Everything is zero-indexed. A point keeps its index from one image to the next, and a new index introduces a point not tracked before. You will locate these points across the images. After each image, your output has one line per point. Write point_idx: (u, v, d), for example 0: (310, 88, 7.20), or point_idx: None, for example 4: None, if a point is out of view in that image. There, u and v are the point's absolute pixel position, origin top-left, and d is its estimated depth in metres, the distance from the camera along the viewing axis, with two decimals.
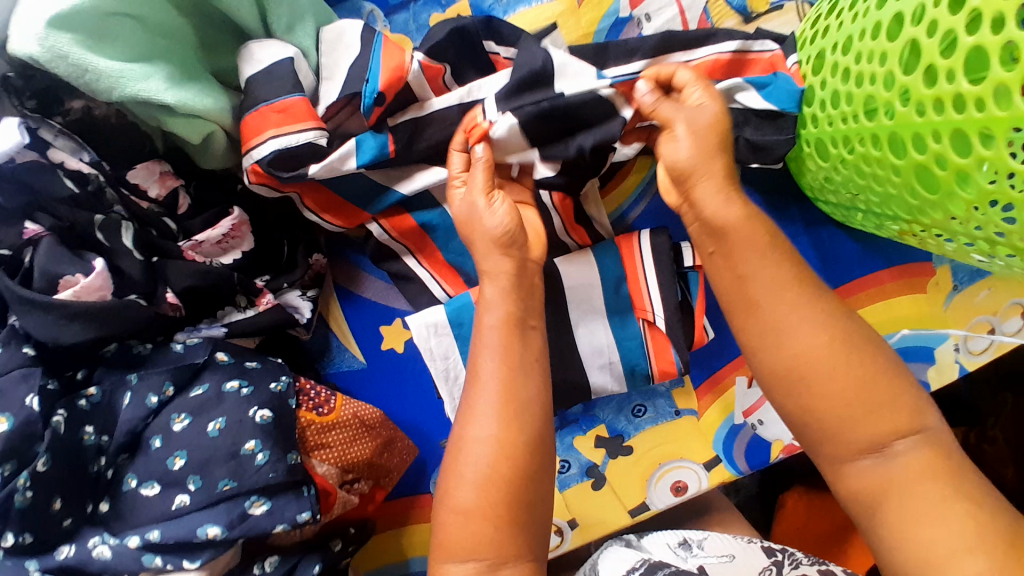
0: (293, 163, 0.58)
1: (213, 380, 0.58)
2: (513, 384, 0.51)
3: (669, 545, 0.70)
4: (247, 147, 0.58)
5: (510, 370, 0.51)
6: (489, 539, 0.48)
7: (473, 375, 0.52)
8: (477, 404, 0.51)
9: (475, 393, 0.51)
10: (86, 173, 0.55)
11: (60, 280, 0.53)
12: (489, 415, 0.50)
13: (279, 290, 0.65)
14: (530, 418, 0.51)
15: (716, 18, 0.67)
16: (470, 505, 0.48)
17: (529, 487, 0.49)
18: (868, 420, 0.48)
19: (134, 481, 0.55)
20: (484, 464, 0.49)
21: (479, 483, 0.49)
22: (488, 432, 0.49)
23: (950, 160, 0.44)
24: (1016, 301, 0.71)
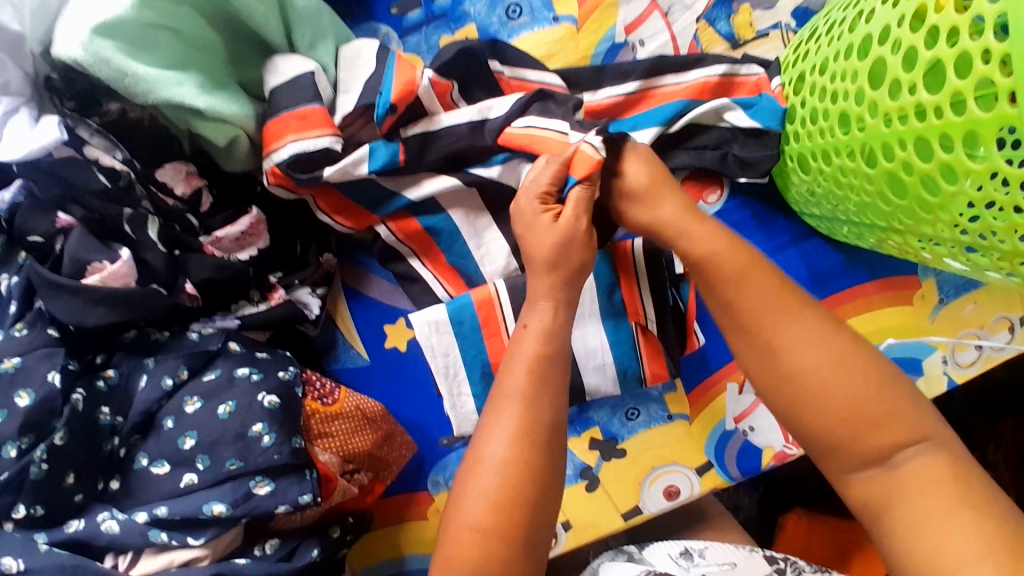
0: (310, 166, 0.63)
1: (225, 366, 0.61)
2: (535, 410, 0.53)
3: (671, 555, 0.71)
4: (269, 150, 0.62)
5: (534, 396, 0.53)
6: (496, 559, 0.49)
7: (498, 396, 0.54)
8: (498, 424, 0.53)
9: (497, 413, 0.53)
10: (119, 169, 0.60)
11: (89, 266, 0.57)
12: (504, 438, 0.52)
13: (291, 286, 0.69)
14: (546, 443, 0.53)
15: (706, 43, 0.73)
16: (479, 524, 0.50)
17: (538, 509, 0.51)
18: (873, 434, 0.49)
19: (145, 460, 0.58)
20: (498, 482, 0.51)
21: (491, 504, 0.50)
22: (507, 453, 0.52)
23: (915, 165, 0.49)
24: (1003, 314, 0.74)
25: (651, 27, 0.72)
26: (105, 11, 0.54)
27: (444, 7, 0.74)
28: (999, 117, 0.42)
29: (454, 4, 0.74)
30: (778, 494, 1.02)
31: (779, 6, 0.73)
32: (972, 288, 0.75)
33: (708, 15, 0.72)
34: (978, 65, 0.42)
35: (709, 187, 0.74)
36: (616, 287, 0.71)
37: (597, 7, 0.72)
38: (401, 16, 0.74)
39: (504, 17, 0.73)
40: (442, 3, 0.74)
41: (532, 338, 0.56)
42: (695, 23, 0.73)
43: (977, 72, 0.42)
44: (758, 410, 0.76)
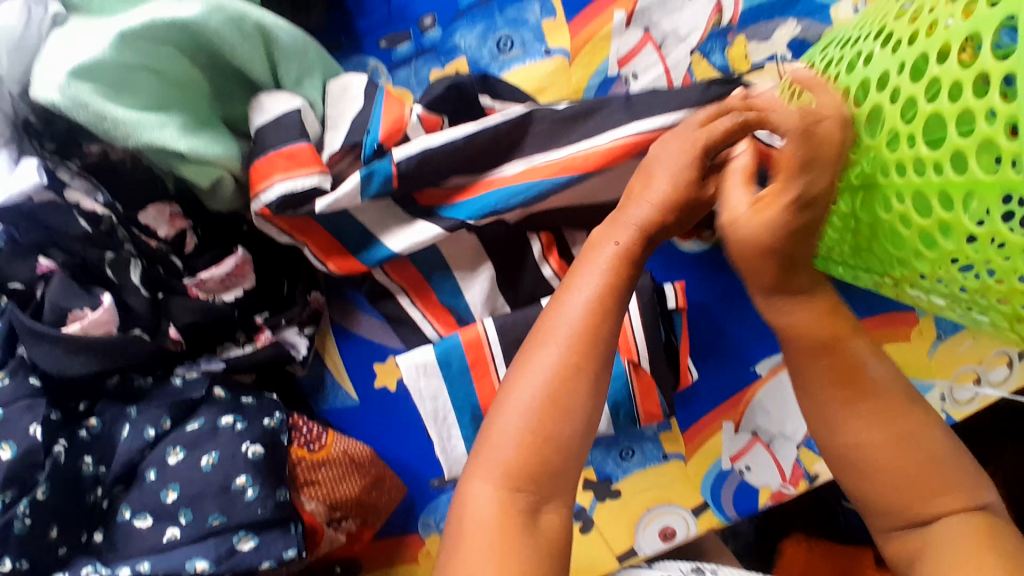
0: (300, 203, 0.61)
1: (209, 415, 0.59)
2: (591, 329, 0.49)
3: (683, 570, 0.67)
4: (256, 191, 0.61)
5: (594, 314, 0.50)
6: (528, 470, 0.47)
7: (558, 307, 0.51)
8: (551, 332, 0.50)
9: (553, 322, 0.50)
10: (101, 214, 0.58)
11: (69, 314, 0.56)
12: (559, 350, 0.49)
13: (277, 327, 0.66)
14: (593, 371, 0.49)
15: (701, 77, 0.71)
16: (523, 431, 0.47)
17: (581, 430, 0.48)
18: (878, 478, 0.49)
19: (128, 513, 0.56)
20: (542, 388, 0.48)
21: (537, 417, 0.48)
22: (552, 359, 0.49)
23: (913, 220, 0.48)
24: (1002, 350, 0.73)
25: (645, 60, 0.71)
26: (82, 54, 0.53)
27: (434, 40, 0.73)
28: (1003, 181, 0.41)
29: (444, 38, 0.73)
30: (776, 520, 1.00)
31: (776, 37, 0.71)
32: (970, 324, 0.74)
33: (702, 48, 0.71)
34: (982, 126, 0.41)
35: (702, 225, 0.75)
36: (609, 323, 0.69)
37: (589, 41, 0.71)
38: (390, 50, 0.73)
39: (495, 49, 0.72)
40: (432, 37, 0.73)
41: (593, 272, 0.51)
42: (689, 57, 0.71)
43: (980, 132, 0.41)
44: (753, 449, 0.75)
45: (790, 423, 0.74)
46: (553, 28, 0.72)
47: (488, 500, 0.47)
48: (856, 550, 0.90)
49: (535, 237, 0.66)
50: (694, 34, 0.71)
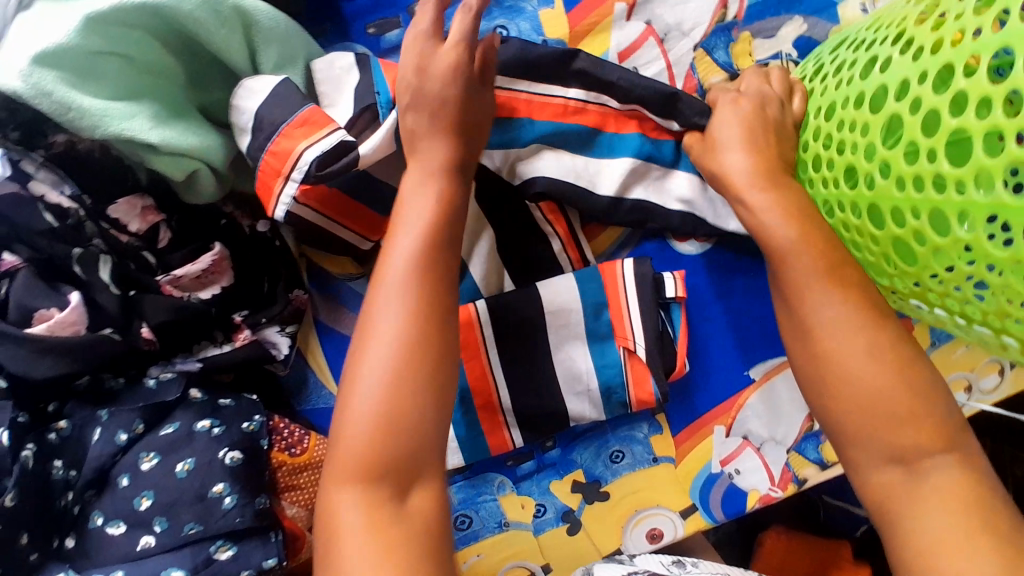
0: (332, 163, 0.56)
1: (184, 419, 0.57)
2: (413, 297, 0.48)
3: (663, 563, 0.68)
4: (285, 172, 0.57)
5: (413, 282, 0.48)
6: (396, 455, 0.45)
7: (377, 284, 0.49)
8: (376, 312, 0.48)
9: (374, 300, 0.48)
10: (67, 207, 0.55)
11: (36, 313, 0.54)
12: (388, 338, 0.47)
13: (257, 325, 0.63)
14: (436, 345, 0.47)
15: (703, 73, 0.68)
16: (373, 423, 0.45)
17: (434, 409, 0.46)
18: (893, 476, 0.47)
19: (100, 519, 0.54)
20: (384, 370, 0.46)
21: (385, 406, 0.45)
22: (389, 338, 0.47)
23: (928, 237, 0.47)
24: (993, 358, 0.73)
25: (646, 54, 0.68)
26: (46, 40, 0.50)
27: None
28: None
29: None
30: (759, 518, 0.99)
31: (782, 34, 0.69)
32: None
33: (706, 44, 0.69)
34: (1011, 147, 0.40)
35: None
36: (604, 305, 0.68)
37: (589, 33, 0.68)
38: (379, 37, 0.69)
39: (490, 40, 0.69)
40: None
41: (408, 245, 0.50)
42: (693, 52, 0.69)
43: (1009, 153, 0.40)
44: (743, 453, 0.74)
45: (781, 426, 0.74)
46: (551, 18, 0.69)
47: (356, 505, 0.44)
48: (834, 544, 0.91)
49: (535, 206, 0.68)
50: (699, 29, 0.69)
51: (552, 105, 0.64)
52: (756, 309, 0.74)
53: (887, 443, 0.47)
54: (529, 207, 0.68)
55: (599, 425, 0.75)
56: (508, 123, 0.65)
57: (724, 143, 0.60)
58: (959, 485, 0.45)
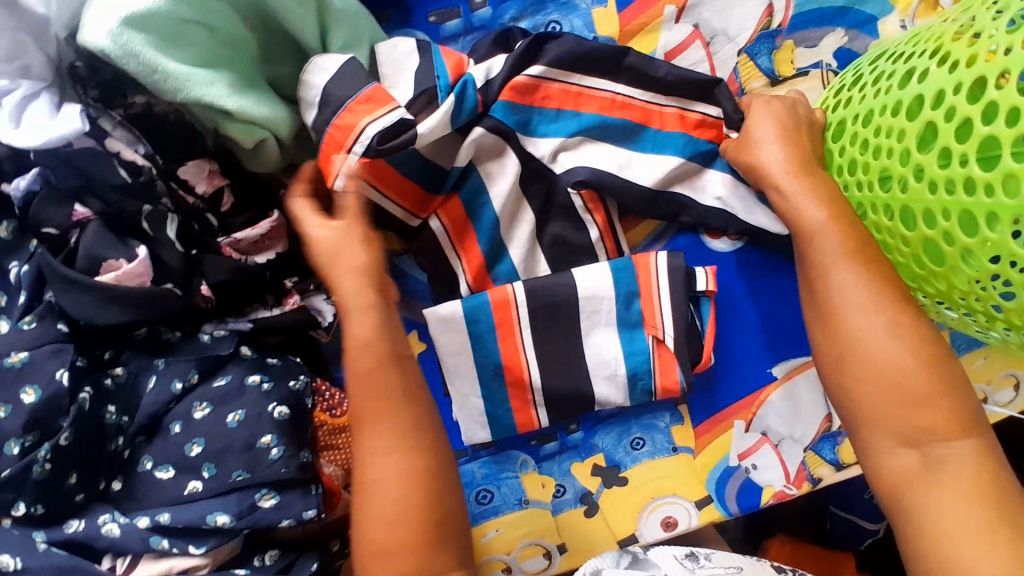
0: (395, 137, 0.61)
1: (236, 373, 0.60)
2: (393, 407, 0.55)
3: (676, 557, 0.68)
4: (347, 146, 0.61)
5: (389, 393, 0.55)
6: (423, 544, 0.52)
7: (360, 480, 0.54)
8: (366, 448, 0.54)
9: (364, 496, 0.53)
10: (141, 165, 0.58)
11: (104, 262, 0.56)
12: (386, 461, 0.53)
13: (306, 292, 0.68)
14: (429, 440, 0.55)
15: (746, 78, 0.71)
16: (395, 541, 0.52)
17: (440, 484, 0.54)
18: (901, 455, 0.52)
19: (150, 463, 0.57)
20: (392, 489, 0.53)
21: (395, 518, 0.52)
22: (384, 460, 0.53)
23: (958, 238, 0.50)
24: (1010, 372, 0.75)
25: (692, 55, 0.71)
26: (137, 3, 0.52)
27: (484, 18, 0.73)
28: None
29: (494, 16, 0.73)
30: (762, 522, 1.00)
31: (824, 44, 0.72)
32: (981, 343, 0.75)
33: (750, 49, 0.71)
34: None
35: None
36: (635, 296, 0.70)
37: (638, 33, 0.71)
38: (439, 25, 0.73)
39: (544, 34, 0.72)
40: (483, 15, 0.73)
41: (368, 329, 0.56)
42: (736, 57, 0.71)
43: None
44: (761, 448, 0.76)
45: (800, 425, 0.75)
46: (603, 15, 0.72)
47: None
48: (839, 556, 0.93)
49: (575, 195, 0.69)
50: (744, 35, 0.71)
51: (601, 98, 0.67)
52: (780, 309, 0.76)
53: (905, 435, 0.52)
54: (569, 194, 0.69)
55: (622, 411, 0.78)
56: (556, 113, 0.67)
57: (758, 138, 0.64)
58: (972, 475, 0.50)
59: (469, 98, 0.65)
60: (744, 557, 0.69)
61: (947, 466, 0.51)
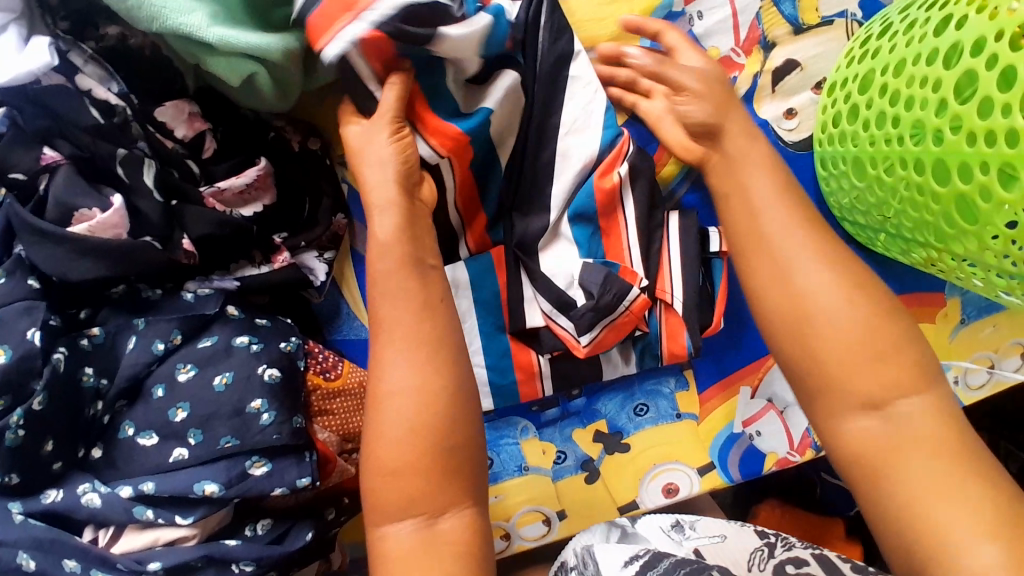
0: (423, 20, 0.54)
1: (223, 333, 0.56)
2: (420, 318, 0.49)
3: (662, 529, 0.62)
4: (360, 10, 0.52)
5: (411, 305, 0.49)
6: (437, 481, 0.46)
7: (373, 396, 0.48)
8: (383, 357, 0.48)
9: (376, 412, 0.47)
10: (114, 104, 0.53)
11: (75, 213, 0.51)
12: (405, 377, 0.47)
13: (296, 249, 0.63)
14: (450, 357, 0.49)
15: (768, 26, 0.68)
16: (406, 464, 0.46)
17: (463, 409, 0.48)
18: (874, 372, 0.46)
19: (131, 429, 0.52)
20: (406, 412, 0.47)
21: (406, 438, 0.46)
22: (402, 377, 0.47)
23: (995, 193, 0.46)
24: (1017, 340, 0.73)
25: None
26: None
27: None
28: None
29: None
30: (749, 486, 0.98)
31: None
32: (993, 311, 0.74)
33: None
34: None
35: None
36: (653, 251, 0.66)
37: None
38: None
39: None
40: None
41: (390, 225, 0.51)
42: (759, 1, 0.68)
43: None
44: (768, 414, 0.75)
45: None
46: None
47: (405, 531, 0.46)
48: (826, 521, 0.92)
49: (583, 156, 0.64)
50: None
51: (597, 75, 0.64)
52: None
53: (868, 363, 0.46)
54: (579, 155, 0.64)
55: (626, 377, 0.75)
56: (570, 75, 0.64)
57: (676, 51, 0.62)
58: None
59: (499, 28, 0.57)
60: (730, 524, 0.62)
61: (902, 403, 0.45)
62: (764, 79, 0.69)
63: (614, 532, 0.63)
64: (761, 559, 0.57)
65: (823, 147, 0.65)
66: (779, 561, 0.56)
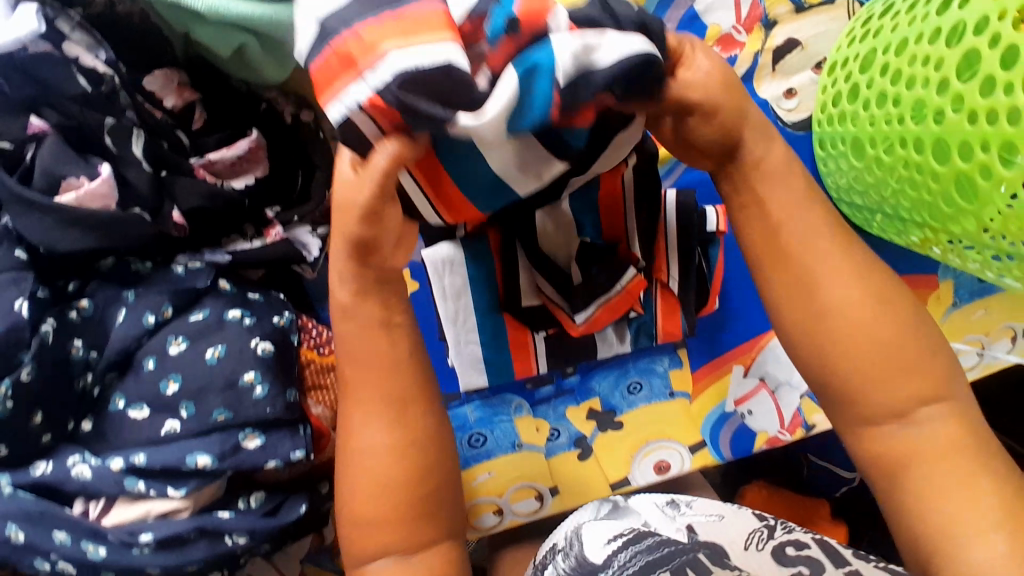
0: (437, 94, 0.36)
1: (214, 307, 0.55)
2: (386, 370, 0.47)
3: (657, 504, 0.57)
4: (358, 68, 0.35)
5: (377, 355, 0.47)
6: (410, 527, 0.46)
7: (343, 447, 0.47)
8: (350, 413, 0.47)
9: (346, 464, 0.47)
10: (102, 73, 0.51)
11: (63, 182, 0.50)
12: (371, 432, 0.46)
13: (289, 223, 0.61)
14: (418, 408, 0.47)
15: (770, 4, 0.67)
16: (377, 516, 0.46)
17: (434, 455, 0.47)
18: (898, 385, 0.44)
19: (122, 402, 0.52)
20: (374, 467, 0.46)
21: (377, 488, 0.46)
22: (369, 432, 0.46)
23: (995, 172, 0.46)
24: (1009, 324, 0.74)
25: None
26: None
27: None
28: None
29: None
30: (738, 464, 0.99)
31: None
32: (985, 294, 0.74)
33: None
34: None
35: None
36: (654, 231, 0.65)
37: None
38: None
39: None
40: None
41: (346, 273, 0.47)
42: None
43: None
44: (760, 394, 0.75)
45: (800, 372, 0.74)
46: None
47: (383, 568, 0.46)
48: (814, 502, 0.92)
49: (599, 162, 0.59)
50: None
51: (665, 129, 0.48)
52: None
53: (887, 372, 0.44)
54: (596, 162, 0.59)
55: (620, 356, 0.76)
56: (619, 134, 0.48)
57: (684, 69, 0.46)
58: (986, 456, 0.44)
59: (540, 88, 0.36)
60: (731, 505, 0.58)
61: (926, 410, 0.44)
62: (765, 57, 0.68)
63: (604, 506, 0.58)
64: (759, 540, 0.53)
65: (823, 127, 0.65)
66: (778, 544, 0.53)
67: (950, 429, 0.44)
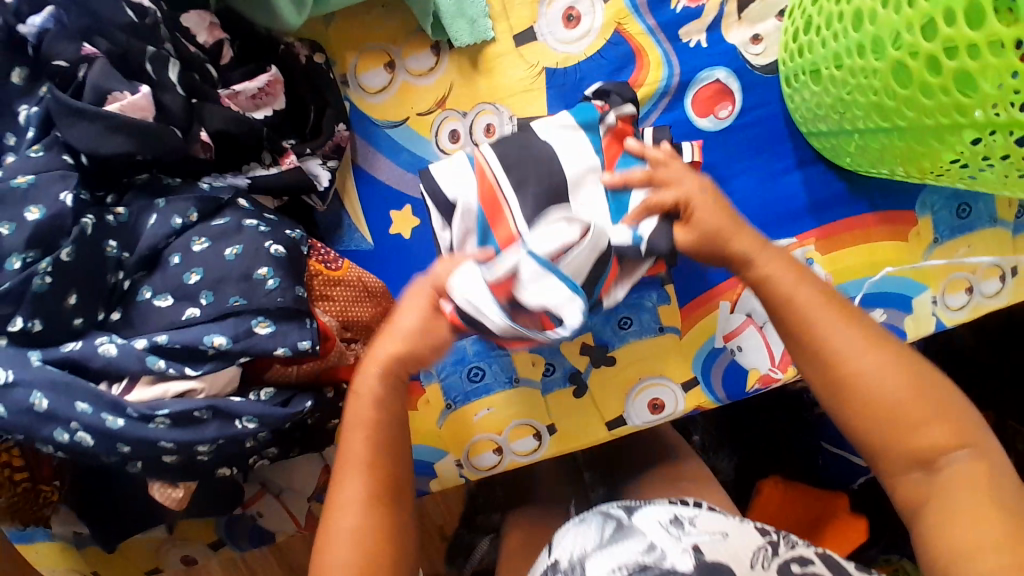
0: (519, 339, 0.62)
1: (234, 216, 0.61)
2: (377, 460, 0.56)
3: (661, 523, 0.55)
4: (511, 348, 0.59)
5: (372, 451, 0.56)
6: None
7: (326, 525, 0.54)
8: (340, 496, 0.55)
9: (326, 541, 0.53)
10: (147, 8, 0.60)
11: (109, 95, 0.56)
12: (353, 514, 0.54)
13: (302, 155, 0.69)
14: (396, 501, 0.56)
15: None
16: None
17: (404, 546, 0.55)
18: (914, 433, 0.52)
19: (149, 293, 0.58)
20: (352, 547, 0.53)
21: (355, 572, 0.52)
22: (354, 515, 0.54)
23: (920, 48, 0.51)
24: (992, 261, 0.75)
25: None
26: None
27: None
28: None
29: None
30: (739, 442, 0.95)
31: None
32: (967, 232, 0.75)
33: None
34: None
35: (721, 101, 0.75)
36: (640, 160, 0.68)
37: None
38: None
39: None
40: None
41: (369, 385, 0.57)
42: None
43: None
44: (748, 330, 0.78)
45: None
46: None
47: None
48: (830, 494, 0.86)
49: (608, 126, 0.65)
50: None
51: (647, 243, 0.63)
52: (768, 187, 0.76)
53: (905, 432, 0.52)
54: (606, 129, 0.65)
55: None
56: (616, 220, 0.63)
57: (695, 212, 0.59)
58: (976, 463, 0.51)
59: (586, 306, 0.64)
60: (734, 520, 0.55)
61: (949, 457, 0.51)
62: (730, 6, 0.75)
63: (608, 525, 0.56)
64: (765, 557, 0.52)
65: (787, 65, 0.71)
66: (783, 560, 0.52)
67: (973, 471, 0.50)
